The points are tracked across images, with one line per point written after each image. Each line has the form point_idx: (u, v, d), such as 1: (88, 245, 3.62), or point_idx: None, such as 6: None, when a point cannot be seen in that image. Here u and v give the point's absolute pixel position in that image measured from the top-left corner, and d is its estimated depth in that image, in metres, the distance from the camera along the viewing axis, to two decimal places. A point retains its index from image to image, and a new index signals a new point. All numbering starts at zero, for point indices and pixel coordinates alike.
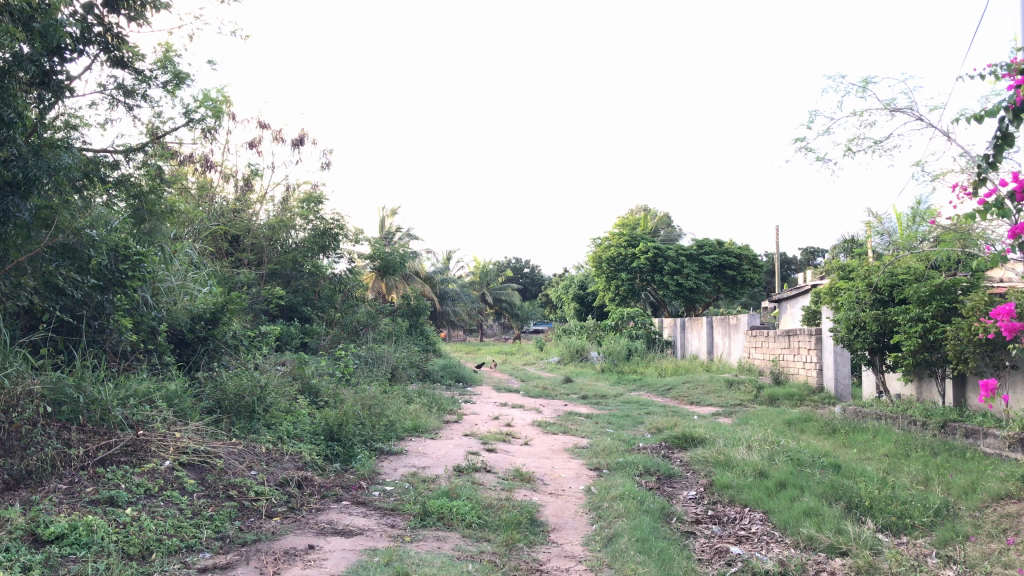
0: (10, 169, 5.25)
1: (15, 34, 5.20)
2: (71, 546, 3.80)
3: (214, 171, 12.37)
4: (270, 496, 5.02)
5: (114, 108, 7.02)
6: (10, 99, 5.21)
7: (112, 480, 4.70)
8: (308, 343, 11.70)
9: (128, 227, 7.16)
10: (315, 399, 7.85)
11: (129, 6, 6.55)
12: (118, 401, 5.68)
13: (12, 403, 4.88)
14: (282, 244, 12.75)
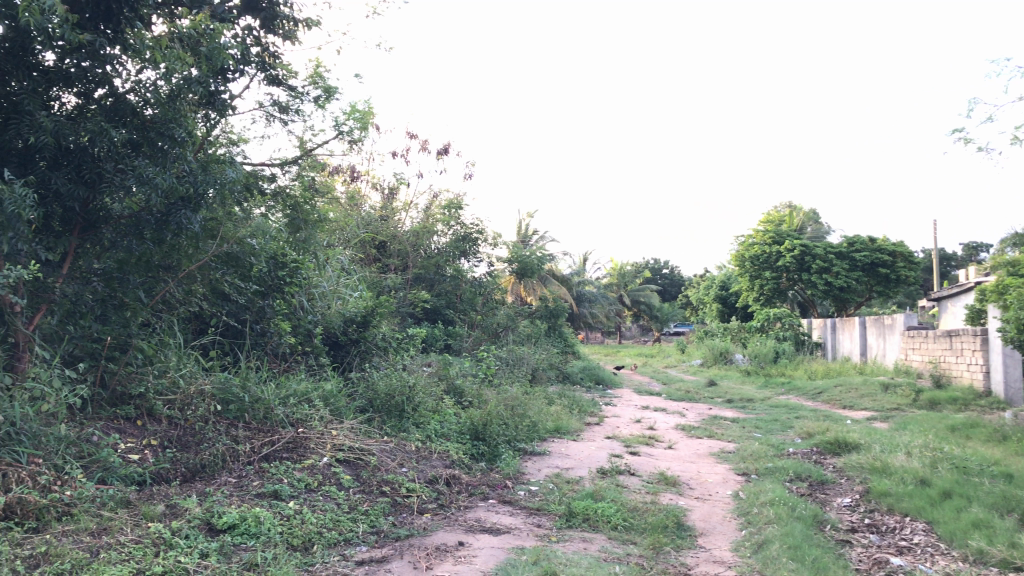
0: (183, 184, 5.65)
1: (185, 59, 5.62)
2: (241, 535, 4.07)
3: (361, 181, 12.87)
4: (421, 493, 5.18)
5: (271, 124, 7.44)
6: (181, 119, 5.62)
7: (276, 475, 4.99)
8: (451, 344, 12.03)
9: (285, 236, 7.57)
10: (460, 400, 8.05)
11: (284, 26, 6.93)
12: (280, 400, 6.08)
13: (187, 402, 5.53)
14: (425, 250, 13.11)
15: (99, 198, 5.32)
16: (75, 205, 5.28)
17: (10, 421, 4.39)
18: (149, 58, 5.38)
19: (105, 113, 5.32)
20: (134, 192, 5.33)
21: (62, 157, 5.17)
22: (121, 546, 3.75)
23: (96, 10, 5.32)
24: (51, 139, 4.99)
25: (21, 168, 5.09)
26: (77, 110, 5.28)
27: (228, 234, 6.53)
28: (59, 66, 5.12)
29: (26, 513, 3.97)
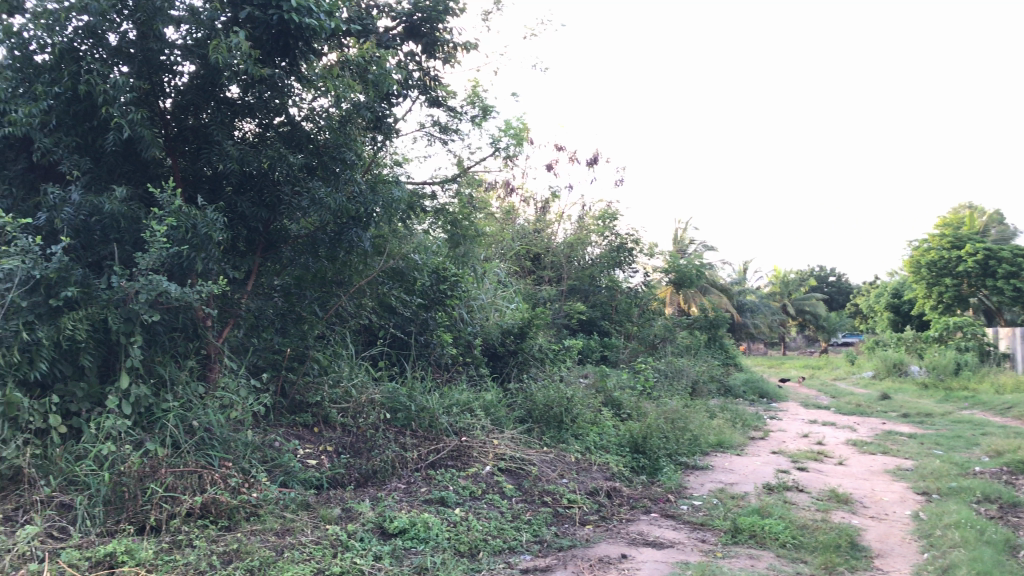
0: (355, 205, 5.94)
1: (354, 86, 5.94)
2: (412, 540, 4.23)
3: (515, 195, 13.12)
4: (582, 504, 5.19)
5: (432, 144, 7.73)
6: (351, 143, 5.96)
7: (442, 482, 5.16)
8: (607, 356, 12.03)
9: (445, 251, 7.73)
10: (619, 411, 8.02)
11: (443, 50, 7.19)
12: (444, 409, 6.28)
13: (359, 410, 5.83)
14: (580, 261, 13.17)
15: (279, 219, 5.70)
16: (258, 225, 5.68)
17: (204, 426, 4.84)
18: (321, 87, 5.72)
19: (283, 139, 5.72)
20: (309, 213, 5.65)
21: (246, 182, 5.57)
22: (304, 546, 4.00)
23: (276, 44, 5.58)
24: (236, 165, 5.37)
25: (211, 194, 5.66)
26: (257, 137, 5.67)
27: (393, 250, 6.84)
28: (242, 98, 5.50)
29: (220, 512, 4.31)
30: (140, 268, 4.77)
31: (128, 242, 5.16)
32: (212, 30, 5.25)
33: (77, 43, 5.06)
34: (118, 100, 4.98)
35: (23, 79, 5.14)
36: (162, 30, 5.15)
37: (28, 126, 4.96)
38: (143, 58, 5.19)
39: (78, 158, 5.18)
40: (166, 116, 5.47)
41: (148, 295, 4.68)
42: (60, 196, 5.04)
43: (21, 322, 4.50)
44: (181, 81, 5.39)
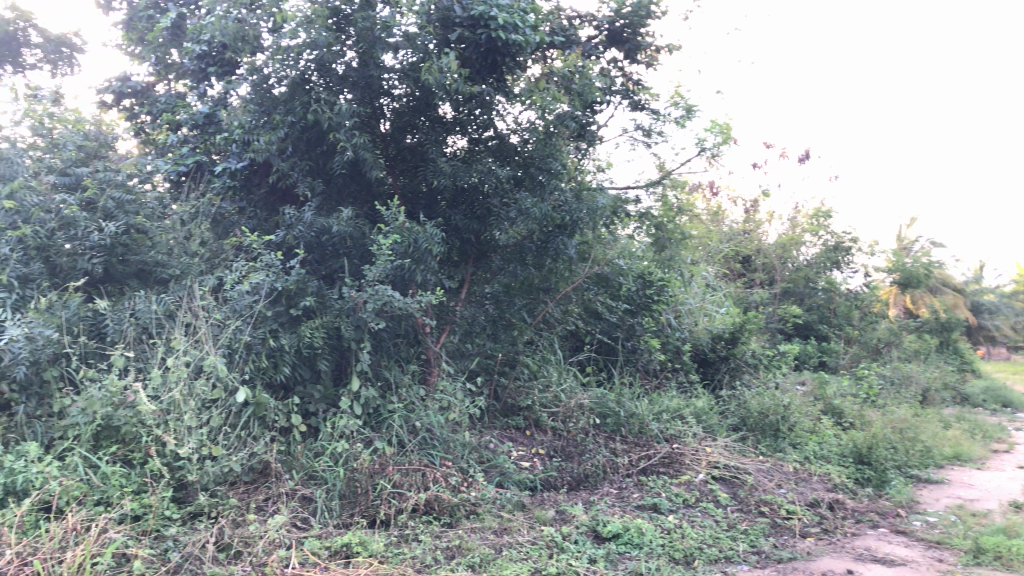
0: (561, 213, 6.05)
1: (560, 97, 6.04)
2: (625, 545, 4.24)
3: (722, 196, 12.81)
4: (803, 516, 4.96)
5: (636, 148, 7.71)
6: (558, 153, 5.95)
7: (654, 488, 5.14)
8: (827, 362, 11.46)
9: (650, 255, 7.45)
10: (840, 420, 7.60)
11: (645, 54, 7.17)
12: (654, 415, 6.25)
13: (569, 415, 5.92)
14: (794, 262, 12.62)
15: (489, 230, 5.91)
16: (470, 236, 5.96)
17: (426, 427, 5.13)
18: (528, 100, 5.88)
19: (493, 153, 5.92)
20: (517, 223, 5.76)
21: (459, 196, 5.84)
22: (521, 546, 4.12)
23: (485, 62, 5.81)
24: (449, 180, 5.62)
25: (429, 210, 5.98)
26: (467, 151, 5.92)
27: (599, 257, 6.91)
28: (454, 115, 5.78)
29: (442, 510, 4.52)
30: (367, 280, 5.11)
31: (356, 255, 5.57)
32: (425, 53, 5.55)
33: (308, 75, 5.48)
34: (343, 124, 5.37)
35: (262, 111, 5.70)
36: (381, 57, 5.49)
37: (267, 152, 5.58)
38: (364, 84, 5.60)
39: (312, 180, 5.71)
40: (386, 138, 5.87)
41: (374, 305, 5.01)
42: (295, 216, 5.59)
43: (267, 330, 5.05)
44: (398, 104, 5.75)
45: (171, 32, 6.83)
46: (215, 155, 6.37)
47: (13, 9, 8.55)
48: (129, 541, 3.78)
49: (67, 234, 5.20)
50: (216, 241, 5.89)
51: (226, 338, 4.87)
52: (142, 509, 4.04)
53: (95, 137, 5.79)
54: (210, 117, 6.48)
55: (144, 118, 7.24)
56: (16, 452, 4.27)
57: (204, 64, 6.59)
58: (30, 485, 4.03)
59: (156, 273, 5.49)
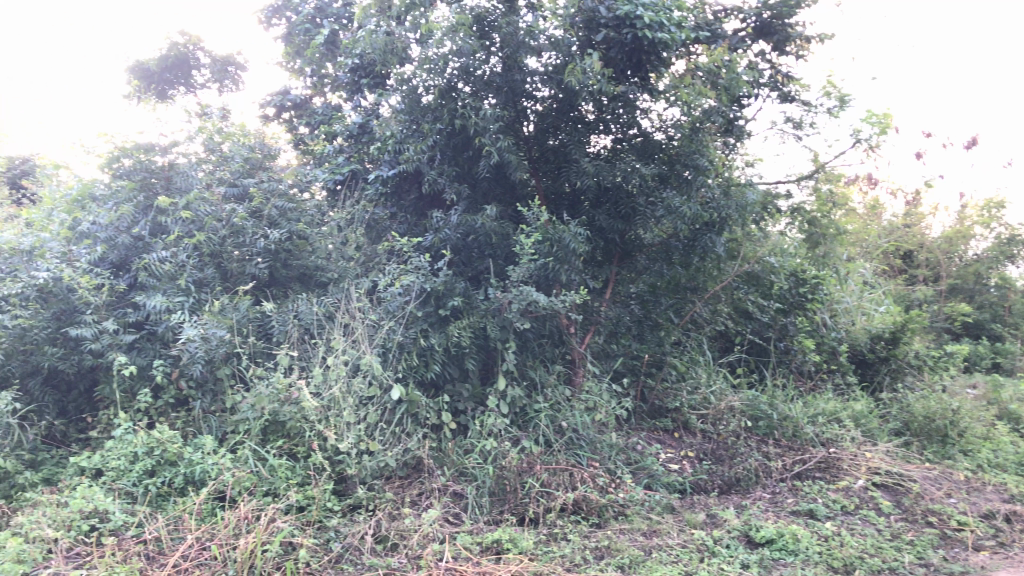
0: (709, 211, 5.93)
1: (706, 92, 5.89)
2: (780, 551, 4.10)
3: (880, 188, 12.16)
4: (976, 528, 4.63)
5: (786, 141, 7.44)
6: (704, 149, 5.85)
7: (810, 493, 4.95)
8: (1001, 363, 10.65)
9: (803, 252, 7.38)
10: (1017, 427, 7.04)
11: (795, 44, 6.93)
12: (809, 419, 6.01)
13: (719, 417, 5.78)
14: (962, 257, 11.81)
15: (634, 230, 5.83)
16: (615, 236, 5.92)
17: (573, 427, 5.15)
18: (672, 96, 5.79)
19: (637, 151, 5.89)
20: (664, 221, 5.74)
21: (603, 196, 5.83)
22: (671, 549, 4.07)
23: (629, 62, 5.77)
24: (593, 180, 5.62)
25: (572, 210, 6.00)
26: (610, 150, 5.90)
27: (748, 254, 6.73)
28: (596, 115, 5.81)
29: (590, 510, 4.53)
30: (512, 281, 5.20)
31: (501, 256, 5.67)
32: (569, 55, 5.58)
33: (454, 83, 5.63)
34: (488, 128, 5.47)
35: (412, 120, 5.89)
36: (525, 61, 5.59)
37: (418, 161, 5.81)
38: (509, 88, 5.67)
39: (458, 185, 5.86)
40: (530, 140, 5.93)
41: (519, 305, 5.08)
42: (442, 220, 5.78)
43: (418, 330, 5.21)
44: (541, 106, 5.81)
45: (327, 47, 7.19)
46: (367, 164, 6.65)
47: (184, 34, 9.24)
48: (295, 531, 4.00)
49: (236, 241, 5.56)
50: (369, 245, 6.16)
51: (380, 338, 5.08)
52: (306, 501, 4.27)
53: (259, 149, 6.14)
54: (363, 127, 6.76)
55: (302, 130, 7.66)
56: (195, 445, 4.66)
57: (357, 77, 6.89)
58: (207, 475, 4.37)
59: (316, 277, 5.84)
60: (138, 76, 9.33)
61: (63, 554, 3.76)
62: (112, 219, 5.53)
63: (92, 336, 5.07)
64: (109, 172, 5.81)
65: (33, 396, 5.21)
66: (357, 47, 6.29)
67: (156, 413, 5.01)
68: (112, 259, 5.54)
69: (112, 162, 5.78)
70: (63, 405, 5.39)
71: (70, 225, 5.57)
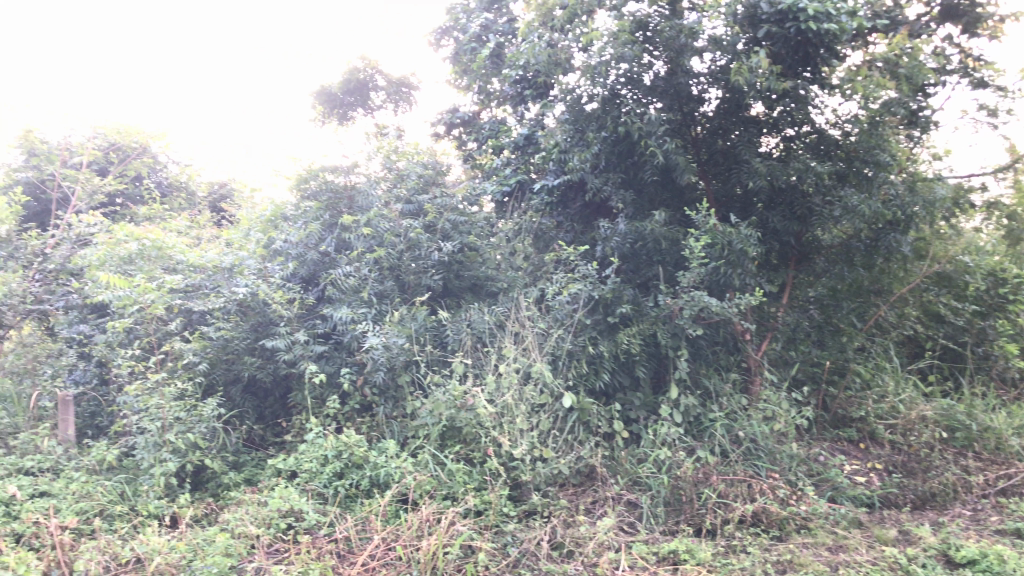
0: (891, 208, 5.61)
1: (885, 83, 5.57)
2: (984, 573, 3.78)
3: None
4: None
5: (980, 130, 6.92)
6: (885, 144, 5.55)
7: (1018, 512, 4.55)
8: None
9: (1003, 250, 6.91)
10: None
11: (987, 25, 6.44)
12: (1015, 431, 5.54)
13: (909, 428, 5.42)
14: None
15: (811, 231, 5.59)
16: (791, 238, 5.70)
17: (750, 437, 4.99)
18: (848, 90, 5.53)
19: (810, 149, 5.64)
20: (842, 222, 5.47)
21: (777, 197, 5.65)
22: (859, 566, 3.86)
23: (797, 56, 5.55)
24: (765, 181, 5.44)
25: (743, 212, 5.85)
26: (783, 149, 5.69)
27: (939, 253, 6.34)
28: (768, 114, 5.61)
29: (770, 522, 4.39)
30: (683, 286, 5.11)
31: (670, 262, 5.60)
32: (734, 53, 5.46)
33: (618, 90, 5.63)
34: (654, 133, 5.43)
35: (577, 129, 5.93)
36: (689, 64, 5.50)
37: (582, 170, 5.87)
38: (673, 92, 5.59)
39: (624, 192, 5.87)
40: (698, 142, 5.85)
41: (691, 311, 4.98)
42: (609, 228, 5.76)
43: (588, 338, 5.26)
44: (709, 108, 5.72)
45: (492, 60, 7.41)
46: (534, 175, 6.76)
47: (364, 58, 9.74)
48: (474, 534, 4.11)
49: (413, 255, 5.80)
50: (538, 254, 6.26)
51: (551, 346, 5.12)
52: (483, 505, 4.37)
53: (432, 166, 6.36)
54: (530, 138, 6.90)
55: (471, 145, 7.88)
56: (379, 448, 4.90)
57: (520, 88, 7.03)
58: (390, 478, 4.57)
59: (487, 286, 6.06)
60: (323, 100, 9.94)
61: (264, 550, 4.05)
62: (302, 237, 5.91)
63: (285, 347, 5.42)
64: (298, 192, 6.26)
65: (235, 401, 5.66)
66: (521, 60, 6.42)
67: (343, 418, 5.27)
68: (303, 274, 5.95)
69: (300, 183, 6.21)
70: (261, 411, 5.82)
71: (265, 244, 6.03)
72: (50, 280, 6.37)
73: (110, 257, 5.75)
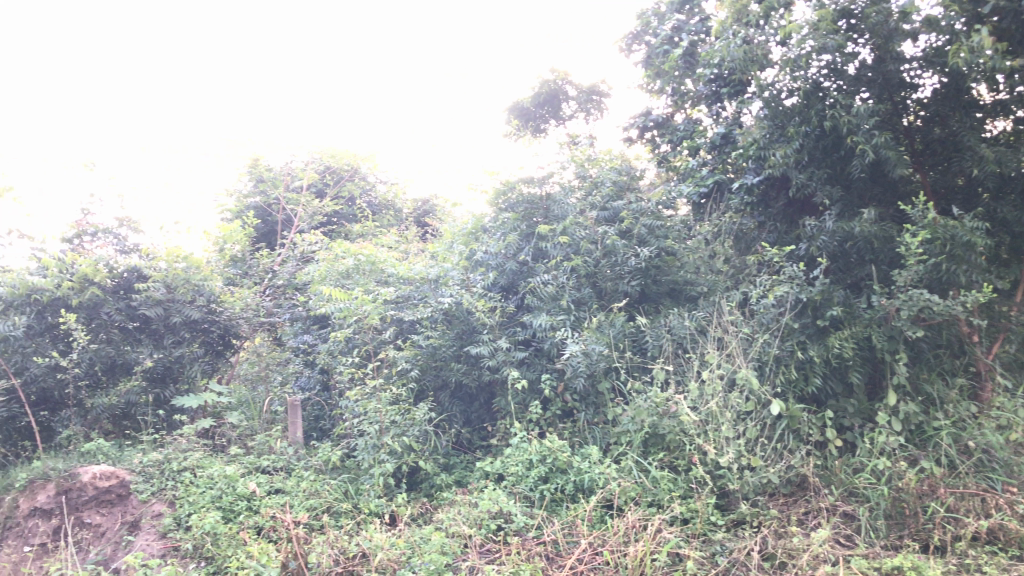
0: None
1: None
2: None
3: None
4: None
5: None
6: None
7: None
8: None
9: None
10: None
11: None
12: None
13: None
14: None
15: None
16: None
17: (983, 447, 4.59)
18: None
19: None
20: None
21: (1005, 185, 5.25)
22: None
23: None
24: (995, 167, 5.06)
25: (966, 204, 5.43)
26: (1012, 133, 5.30)
27: None
28: (993, 97, 5.24)
29: (1010, 540, 4.01)
30: (899, 285, 4.80)
31: (885, 260, 5.28)
32: (954, 34, 5.08)
33: (821, 82, 5.43)
34: (862, 126, 5.17)
35: (777, 125, 5.72)
36: (900, 48, 5.18)
37: (785, 166, 5.56)
38: (883, 79, 5.33)
39: (830, 188, 5.57)
40: (912, 132, 5.50)
41: (909, 311, 4.66)
42: (816, 226, 5.52)
43: (795, 343, 5.05)
44: (924, 94, 5.38)
45: (685, 60, 7.28)
46: (732, 174, 6.59)
47: (554, 70, 9.92)
48: (682, 542, 4.08)
49: (610, 261, 5.82)
50: (739, 256, 6.12)
51: (756, 351, 5.01)
52: (690, 513, 4.31)
53: (626, 172, 6.38)
54: (727, 137, 6.69)
55: (664, 147, 7.78)
56: (582, 454, 4.95)
57: (715, 86, 6.87)
58: (595, 484, 4.62)
59: (686, 291, 5.97)
60: (517, 114, 10.26)
61: (477, 550, 4.21)
62: (501, 247, 6.10)
63: (489, 354, 5.61)
64: (496, 205, 6.46)
65: (444, 406, 5.92)
66: (715, 59, 6.29)
67: (546, 423, 5.38)
68: (503, 283, 6.15)
69: (499, 196, 6.43)
70: (468, 415, 6.00)
71: (468, 255, 6.23)
72: (278, 294, 7.00)
73: (331, 272, 6.30)
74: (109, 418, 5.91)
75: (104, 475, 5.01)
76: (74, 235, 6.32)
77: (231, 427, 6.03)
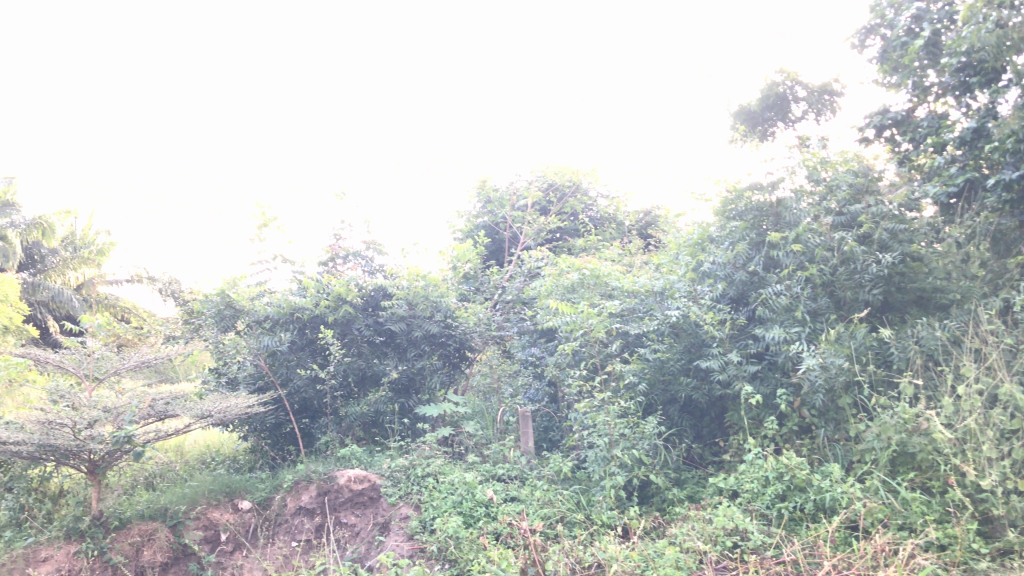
0: None
1: None
2: None
3: None
4: None
5: None
6: None
7: None
8: None
9: None
10: None
11: None
12: None
13: None
14: None
15: None
16: None
17: None
18: None
19: None
20: None
21: None
22: None
23: None
24: None
25: None
26: None
27: None
28: None
29: None
30: None
31: None
32: None
33: None
34: None
35: None
36: None
37: None
38: None
39: None
40: None
41: None
42: None
43: None
44: None
45: (928, 51, 6.85)
46: (986, 170, 6.02)
47: (782, 71, 9.49)
48: (939, 570, 3.77)
49: (849, 269, 5.52)
50: (998, 259, 5.60)
51: (1021, 364, 4.57)
52: (948, 539, 4.00)
53: (864, 174, 5.97)
54: (980, 130, 6.10)
55: (904, 144, 7.17)
56: (823, 472, 4.72)
57: (964, 76, 6.30)
58: (838, 503, 4.39)
59: (936, 299, 5.57)
60: (742, 119, 10.04)
61: (713, 566, 4.13)
62: (730, 257, 5.97)
63: (719, 368, 5.50)
64: (724, 214, 6.29)
65: (673, 420, 5.91)
66: (963, 47, 5.87)
67: (782, 440, 5.22)
68: (731, 294, 5.99)
69: (726, 206, 6.26)
70: (698, 430, 5.96)
71: (694, 267, 6.21)
72: (508, 308, 7.27)
73: (558, 286, 6.50)
74: (361, 426, 6.43)
75: (359, 479, 5.48)
76: (329, 258, 7.05)
77: (468, 436, 6.28)
